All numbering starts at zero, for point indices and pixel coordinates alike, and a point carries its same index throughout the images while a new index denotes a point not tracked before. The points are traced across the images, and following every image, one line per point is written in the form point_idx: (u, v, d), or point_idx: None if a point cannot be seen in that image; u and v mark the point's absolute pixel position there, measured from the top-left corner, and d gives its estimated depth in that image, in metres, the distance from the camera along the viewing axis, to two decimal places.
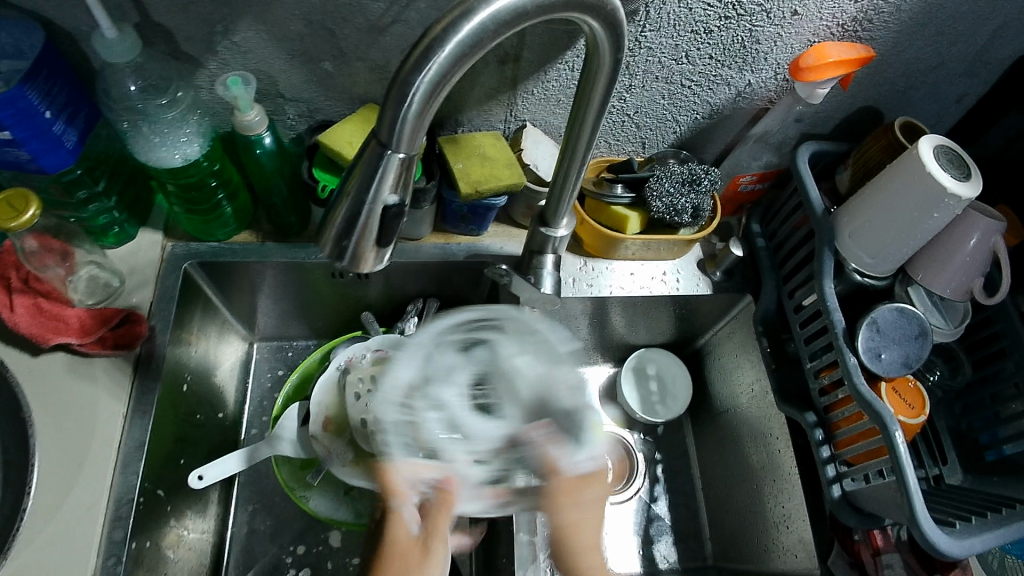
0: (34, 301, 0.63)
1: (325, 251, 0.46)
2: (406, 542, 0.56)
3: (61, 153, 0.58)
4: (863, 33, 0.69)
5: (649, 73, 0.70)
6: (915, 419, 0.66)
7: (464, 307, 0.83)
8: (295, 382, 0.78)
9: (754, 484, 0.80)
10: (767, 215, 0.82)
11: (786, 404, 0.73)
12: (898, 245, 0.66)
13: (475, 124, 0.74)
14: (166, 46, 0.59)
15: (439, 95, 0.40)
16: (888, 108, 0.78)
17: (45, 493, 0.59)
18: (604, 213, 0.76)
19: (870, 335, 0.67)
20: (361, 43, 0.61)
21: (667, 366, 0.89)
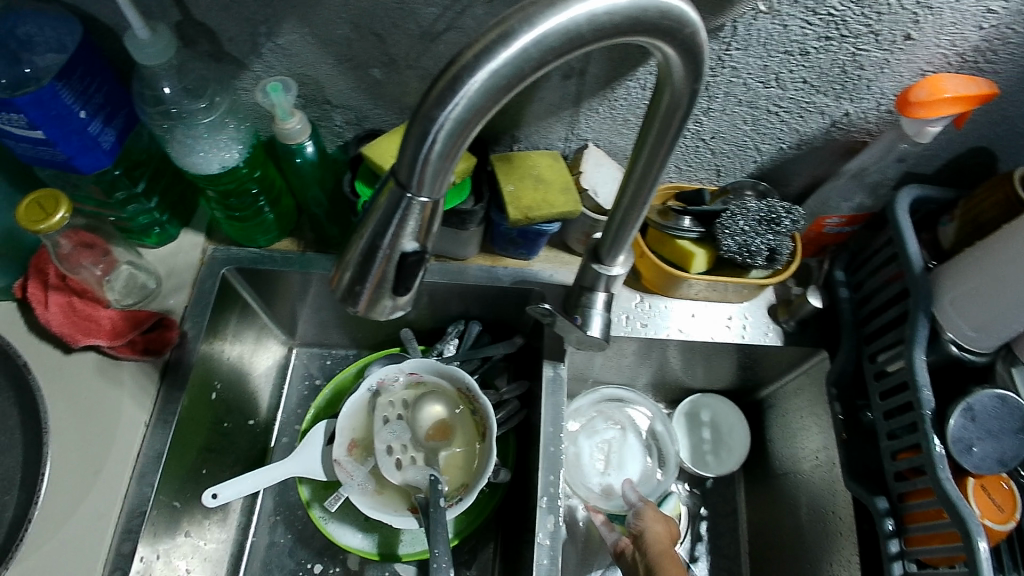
0: (68, 300, 0.61)
1: (337, 291, 0.42)
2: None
3: (98, 154, 0.56)
4: (988, 64, 0.59)
5: (730, 95, 0.62)
6: (1003, 524, 0.57)
7: (508, 332, 0.78)
8: (326, 396, 0.75)
9: (811, 560, 0.72)
10: (854, 261, 0.73)
11: (855, 483, 0.65)
12: (1007, 321, 0.56)
13: (532, 141, 0.68)
14: (209, 45, 0.56)
15: (468, 134, 0.35)
16: (1009, 151, 0.67)
17: (60, 496, 0.58)
18: (668, 247, 0.69)
19: (962, 424, 0.58)
20: (411, 51, 0.57)
21: (724, 413, 0.84)
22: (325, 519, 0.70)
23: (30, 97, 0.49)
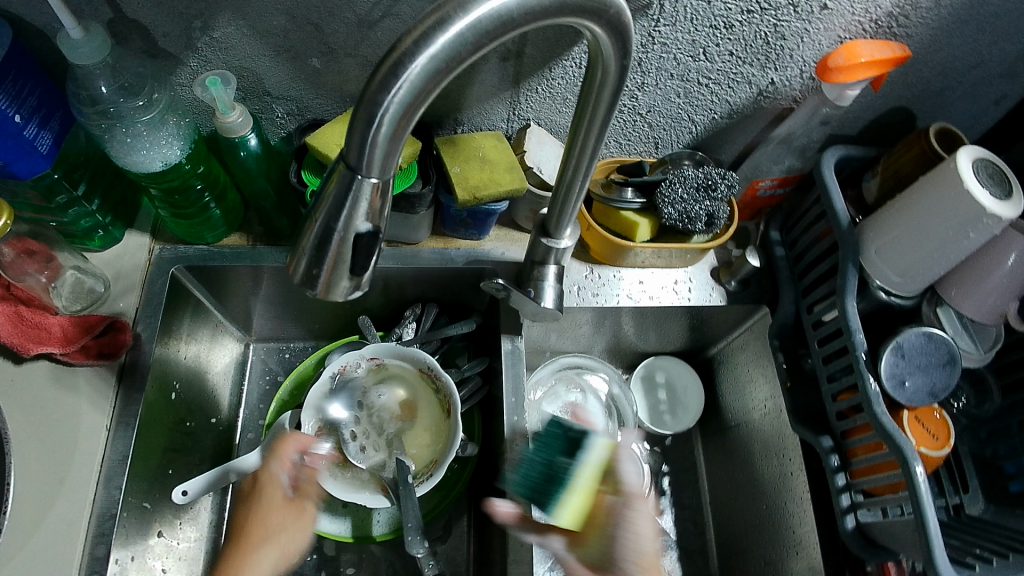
0: (15, 310, 0.60)
1: (296, 278, 0.43)
2: (274, 498, 0.63)
3: (35, 158, 0.55)
4: (898, 29, 0.63)
5: (662, 70, 0.65)
6: (939, 450, 0.63)
7: (465, 312, 0.80)
8: (288, 387, 0.75)
9: (765, 502, 0.77)
10: (787, 222, 0.77)
11: (802, 426, 0.69)
12: (927, 264, 0.61)
13: (475, 122, 0.70)
14: (143, 42, 0.55)
15: (413, 116, 0.37)
16: (922, 109, 0.72)
17: (26, 506, 0.58)
18: (613, 219, 0.71)
19: (894, 361, 0.63)
20: (349, 39, 0.57)
21: (678, 374, 0.87)
22: None
23: None
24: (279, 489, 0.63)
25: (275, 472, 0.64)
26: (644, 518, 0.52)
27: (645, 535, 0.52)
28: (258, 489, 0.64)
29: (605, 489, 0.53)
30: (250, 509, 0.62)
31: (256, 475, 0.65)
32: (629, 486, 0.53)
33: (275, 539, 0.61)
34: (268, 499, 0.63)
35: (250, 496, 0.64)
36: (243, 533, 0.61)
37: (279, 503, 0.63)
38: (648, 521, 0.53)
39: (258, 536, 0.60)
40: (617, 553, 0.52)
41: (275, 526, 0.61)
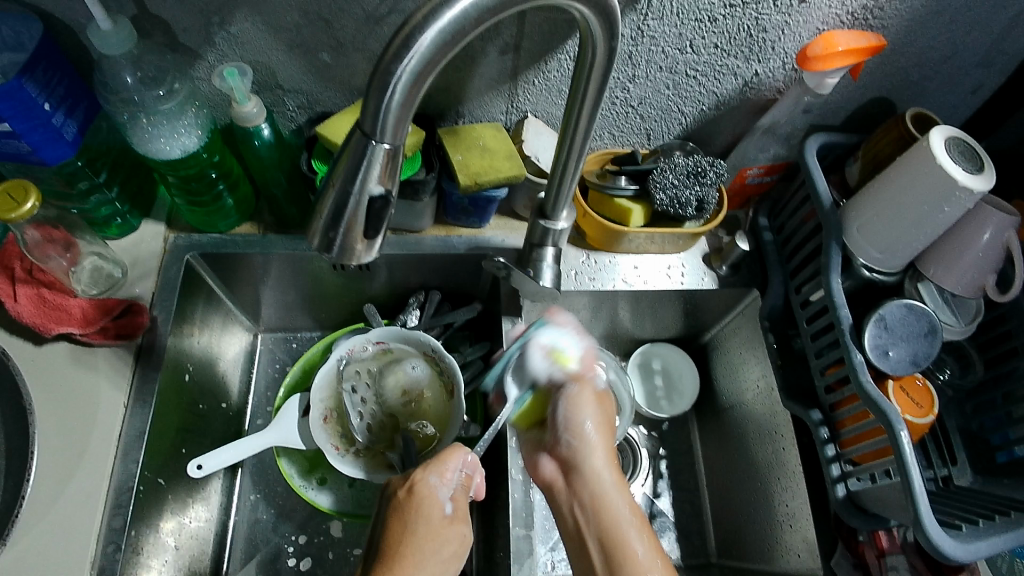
0: (37, 292, 0.63)
1: (313, 243, 0.46)
2: (437, 522, 0.56)
3: (60, 145, 0.58)
4: (875, 21, 0.66)
5: (652, 62, 0.68)
6: (923, 418, 0.66)
7: (467, 300, 0.84)
8: (297, 373, 0.78)
9: (759, 479, 0.79)
10: (775, 208, 0.81)
11: (792, 401, 0.72)
12: (906, 239, 0.64)
13: (476, 115, 0.73)
14: (164, 37, 0.59)
15: (422, 85, 0.40)
16: (901, 99, 0.76)
17: (48, 479, 0.60)
18: (608, 206, 0.75)
19: (877, 332, 0.66)
20: (358, 34, 0.61)
21: (673, 361, 0.90)
22: (305, 488, 0.73)
23: None
24: (438, 508, 0.56)
25: (435, 486, 0.58)
26: (587, 400, 0.64)
27: (591, 415, 0.63)
28: (418, 506, 0.56)
29: (552, 387, 0.65)
30: (412, 529, 0.55)
31: (409, 486, 0.58)
32: (564, 377, 0.65)
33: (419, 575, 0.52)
34: (430, 524, 0.55)
35: (407, 517, 0.56)
36: (396, 555, 0.53)
37: (437, 525, 0.56)
38: (593, 405, 0.64)
39: (414, 564, 0.53)
40: (557, 424, 0.63)
41: (435, 549, 0.54)
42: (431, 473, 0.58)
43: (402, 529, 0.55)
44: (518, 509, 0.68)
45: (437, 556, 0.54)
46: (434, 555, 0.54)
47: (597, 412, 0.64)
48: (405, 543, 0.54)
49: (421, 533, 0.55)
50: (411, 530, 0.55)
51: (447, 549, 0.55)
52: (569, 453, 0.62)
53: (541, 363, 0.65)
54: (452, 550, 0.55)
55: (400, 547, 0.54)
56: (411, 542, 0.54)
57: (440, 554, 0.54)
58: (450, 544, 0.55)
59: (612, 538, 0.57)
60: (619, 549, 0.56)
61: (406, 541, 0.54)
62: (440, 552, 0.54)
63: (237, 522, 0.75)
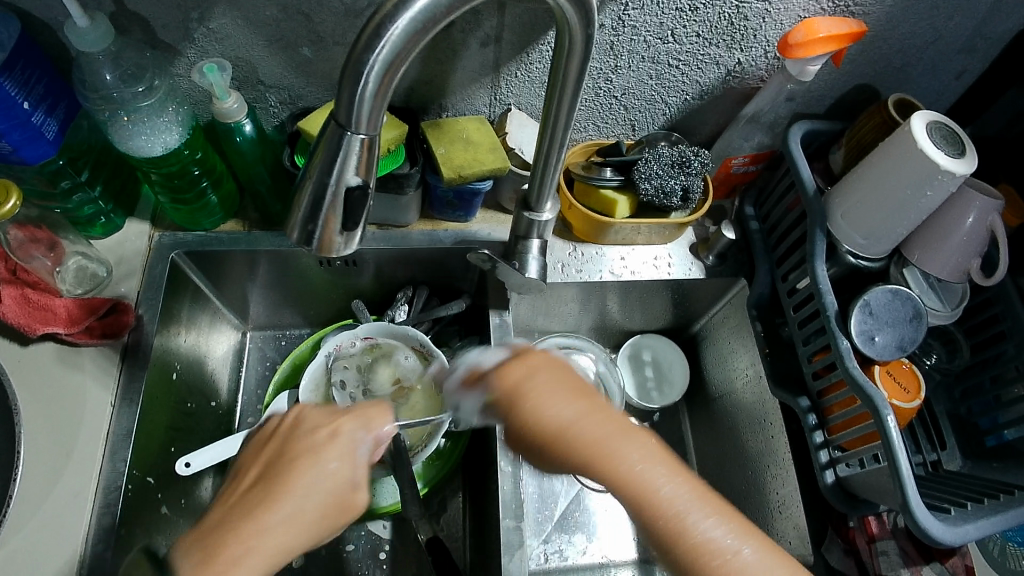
0: (21, 292, 0.63)
1: (292, 236, 0.46)
2: (337, 473, 0.53)
3: (41, 144, 0.58)
4: (855, 7, 0.66)
5: (634, 52, 0.68)
6: (910, 402, 0.66)
7: (455, 294, 0.84)
8: (286, 369, 0.78)
9: (749, 468, 0.79)
10: (761, 197, 0.81)
11: (780, 389, 0.72)
12: (890, 224, 0.64)
13: (459, 109, 0.73)
14: (143, 34, 0.59)
15: (396, 74, 0.40)
16: (885, 85, 0.76)
17: (35, 479, 0.60)
18: (593, 198, 0.75)
19: (862, 318, 0.66)
20: (337, 28, 0.60)
21: (663, 351, 0.90)
22: None
23: None
24: (347, 461, 0.54)
25: (355, 439, 0.56)
26: (552, 377, 0.48)
27: (555, 401, 0.46)
28: (323, 449, 0.54)
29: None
30: (303, 467, 0.53)
31: (332, 431, 0.56)
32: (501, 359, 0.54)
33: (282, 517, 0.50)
34: (327, 474, 0.53)
35: (305, 453, 0.54)
36: (277, 484, 0.52)
37: (333, 478, 0.53)
38: (559, 390, 0.47)
39: (290, 504, 0.51)
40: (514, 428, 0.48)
41: (314, 499, 0.52)
42: (351, 422, 0.57)
43: (291, 465, 0.53)
44: (507, 502, 0.67)
45: (309, 508, 0.51)
46: (306, 508, 0.51)
47: (561, 391, 0.47)
48: (289, 477, 0.52)
49: (308, 475, 0.52)
50: (297, 471, 0.52)
51: (326, 503, 0.52)
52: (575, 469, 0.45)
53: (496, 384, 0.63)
54: (331, 506, 0.52)
55: (283, 481, 0.52)
56: (294, 481, 0.52)
57: (315, 506, 0.51)
58: (332, 500, 0.52)
59: (659, 532, 0.42)
60: (675, 542, 0.42)
61: (291, 477, 0.52)
62: (316, 506, 0.51)
63: None
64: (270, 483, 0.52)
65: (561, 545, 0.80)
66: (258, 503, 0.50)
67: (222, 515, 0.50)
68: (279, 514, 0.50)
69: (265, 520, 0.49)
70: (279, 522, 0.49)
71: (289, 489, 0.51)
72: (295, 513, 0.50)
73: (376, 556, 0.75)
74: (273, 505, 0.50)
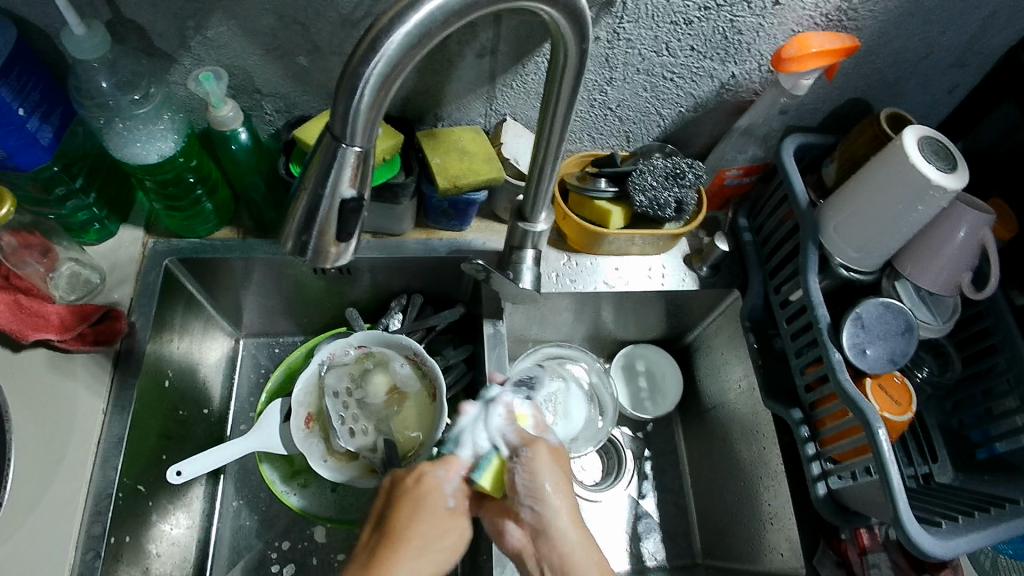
0: (14, 298, 0.63)
1: (286, 245, 0.46)
2: (439, 511, 0.57)
3: (36, 150, 0.58)
4: (848, 23, 0.67)
5: (629, 65, 0.69)
6: (901, 415, 0.66)
7: (449, 303, 0.84)
8: (279, 377, 0.78)
9: (742, 479, 0.79)
10: (754, 209, 0.81)
11: (773, 400, 0.72)
12: (882, 238, 0.65)
13: (454, 118, 0.74)
14: (139, 42, 0.59)
15: (391, 87, 0.40)
16: (878, 100, 0.77)
17: (25, 486, 0.60)
18: (587, 208, 0.75)
19: (854, 331, 0.66)
20: (334, 38, 0.61)
21: (656, 362, 0.91)
22: (288, 493, 0.73)
23: None
24: (443, 500, 0.58)
25: (439, 479, 0.59)
26: (545, 462, 0.59)
27: (551, 478, 0.58)
28: (423, 496, 0.58)
29: (510, 451, 0.60)
30: (412, 514, 0.56)
31: (416, 477, 0.59)
32: (518, 440, 0.61)
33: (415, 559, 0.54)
34: (431, 510, 0.57)
35: (411, 504, 0.57)
36: (396, 536, 0.55)
37: (440, 516, 0.57)
38: (551, 466, 0.59)
39: (410, 545, 0.54)
40: (517, 494, 0.58)
41: (436, 540, 0.56)
42: (435, 467, 0.60)
43: (398, 515, 0.57)
44: None
45: (431, 547, 0.55)
46: (432, 548, 0.55)
47: (557, 473, 0.59)
48: (406, 519, 0.56)
49: (419, 520, 0.56)
50: (409, 516, 0.56)
51: (447, 544, 0.56)
52: (535, 519, 0.57)
53: (500, 422, 0.63)
54: (451, 547, 0.56)
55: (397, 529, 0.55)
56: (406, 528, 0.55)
57: (438, 544, 0.55)
58: (453, 540, 0.56)
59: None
60: None
61: (402, 529, 0.55)
62: (441, 545, 0.55)
63: (219, 529, 0.75)
64: (385, 534, 0.56)
65: None
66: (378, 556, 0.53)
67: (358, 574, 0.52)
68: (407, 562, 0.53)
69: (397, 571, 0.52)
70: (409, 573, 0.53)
71: (406, 538, 0.55)
72: (422, 559, 0.54)
73: None
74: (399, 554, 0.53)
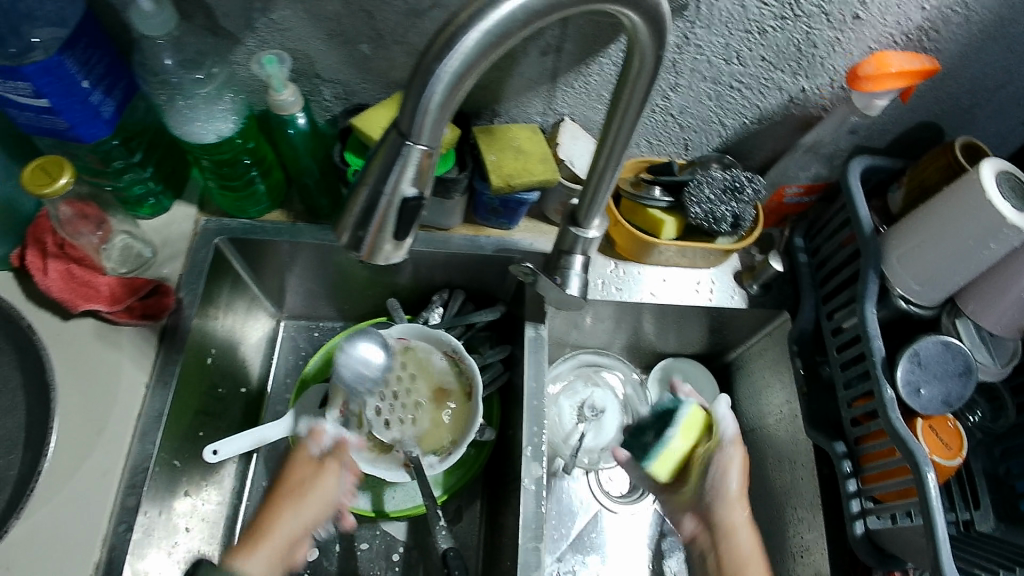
0: (67, 267, 0.64)
1: (340, 238, 0.45)
2: (306, 472, 0.66)
3: (97, 123, 0.58)
4: (930, 43, 0.64)
5: (696, 72, 0.67)
6: (951, 460, 0.65)
7: (490, 301, 0.83)
8: (317, 363, 0.78)
9: (776, 506, 0.77)
10: (812, 229, 0.79)
11: (816, 431, 0.70)
12: (948, 272, 0.62)
13: (512, 116, 0.72)
14: (205, 20, 0.58)
15: (463, 86, 0.39)
16: (951, 126, 0.74)
17: (65, 454, 0.61)
18: (640, 216, 0.73)
19: (910, 368, 0.64)
20: (398, 27, 0.60)
21: (695, 377, 0.89)
22: None
23: (37, 65, 0.51)
24: (308, 463, 0.66)
25: (312, 447, 0.68)
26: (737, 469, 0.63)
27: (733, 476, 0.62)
28: (293, 462, 0.67)
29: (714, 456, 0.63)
30: (287, 477, 0.65)
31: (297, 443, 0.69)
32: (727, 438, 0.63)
33: (280, 535, 0.61)
34: (306, 475, 0.65)
35: (289, 465, 0.67)
36: (273, 497, 0.64)
37: (305, 478, 0.65)
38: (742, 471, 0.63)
39: (280, 513, 0.62)
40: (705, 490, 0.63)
41: (298, 505, 0.63)
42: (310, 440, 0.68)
43: (280, 478, 0.66)
44: (528, 521, 0.66)
45: (299, 517, 0.63)
46: (292, 519, 0.62)
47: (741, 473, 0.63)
48: (285, 476, 0.66)
49: (286, 483, 0.65)
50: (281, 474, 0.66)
51: (304, 515, 0.63)
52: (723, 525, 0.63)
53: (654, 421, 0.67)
54: (309, 512, 0.63)
55: (284, 482, 0.65)
56: (278, 488, 0.65)
57: (299, 515, 0.63)
58: (309, 509, 0.63)
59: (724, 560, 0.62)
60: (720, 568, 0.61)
61: (277, 488, 0.65)
62: (304, 514, 0.63)
63: (247, 509, 0.76)
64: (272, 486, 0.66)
65: (575, 564, 0.79)
66: (256, 529, 0.61)
67: (253, 568, 0.58)
68: (274, 538, 0.61)
69: (269, 538, 0.61)
70: (280, 542, 0.61)
71: (268, 517, 0.62)
72: (283, 534, 0.62)
73: (390, 557, 0.75)
74: (263, 522, 0.62)
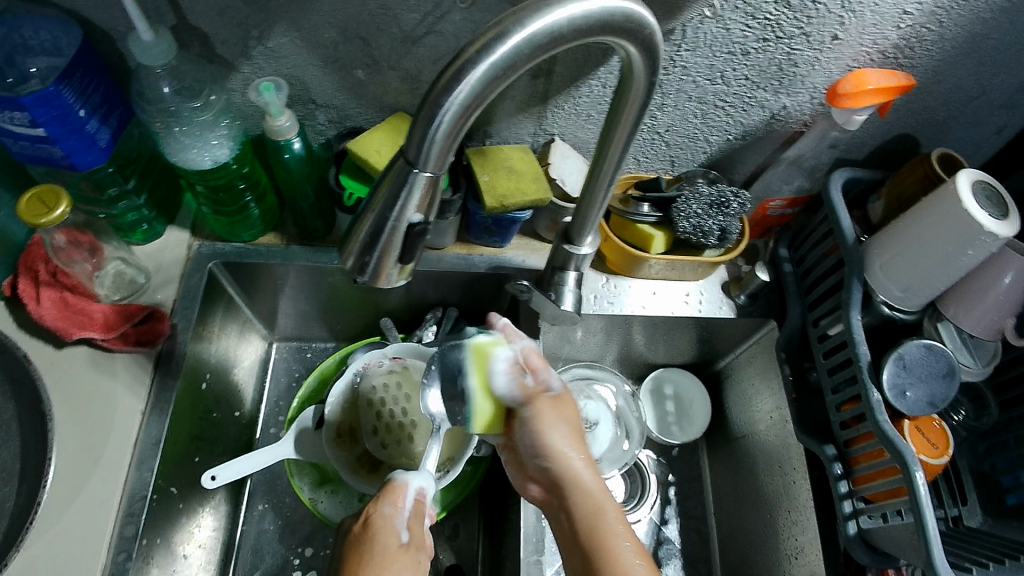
0: (61, 295, 0.63)
1: (346, 263, 0.46)
2: (386, 547, 0.51)
3: (93, 151, 0.58)
4: (904, 60, 0.67)
5: (682, 91, 0.69)
6: (938, 458, 0.67)
7: (484, 318, 0.84)
8: (312, 384, 0.78)
9: (769, 511, 0.79)
10: (796, 239, 0.81)
11: (807, 435, 0.72)
12: (928, 279, 0.65)
13: (503, 136, 0.74)
14: (201, 48, 0.59)
15: (470, 115, 0.40)
16: (925, 137, 0.77)
17: (62, 484, 0.60)
18: (629, 231, 0.75)
19: (895, 371, 0.66)
20: (393, 53, 0.61)
21: (684, 386, 0.91)
22: (315, 500, 0.73)
23: (33, 96, 0.51)
24: (391, 537, 0.52)
25: (388, 515, 0.53)
26: (551, 415, 0.59)
27: (558, 433, 0.59)
28: (374, 535, 0.52)
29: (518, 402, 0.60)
30: (364, 551, 0.51)
31: (365, 518, 0.53)
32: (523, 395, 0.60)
33: None
34: (381, 553, 0.51)
35: (361, 545, 0.51)
36: None
37: (391, 552, 0.51)
38: (557, 421, 0.59)
39: None
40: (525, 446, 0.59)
41: None
42: (382, 503, 0.54)
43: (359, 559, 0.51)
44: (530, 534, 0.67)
45: None
46: None
47: (562, 425, 0.59)
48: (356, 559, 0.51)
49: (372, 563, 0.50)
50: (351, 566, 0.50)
51: None
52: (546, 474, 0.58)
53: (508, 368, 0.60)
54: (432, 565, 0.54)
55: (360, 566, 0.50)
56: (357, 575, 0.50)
57: None
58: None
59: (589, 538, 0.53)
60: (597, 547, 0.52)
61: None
62: None
63: (244, 532, 0.75)
64: None
65: None
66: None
67: None
68: None
69: None
70: None
71: None
72: None
73: None
74: None
